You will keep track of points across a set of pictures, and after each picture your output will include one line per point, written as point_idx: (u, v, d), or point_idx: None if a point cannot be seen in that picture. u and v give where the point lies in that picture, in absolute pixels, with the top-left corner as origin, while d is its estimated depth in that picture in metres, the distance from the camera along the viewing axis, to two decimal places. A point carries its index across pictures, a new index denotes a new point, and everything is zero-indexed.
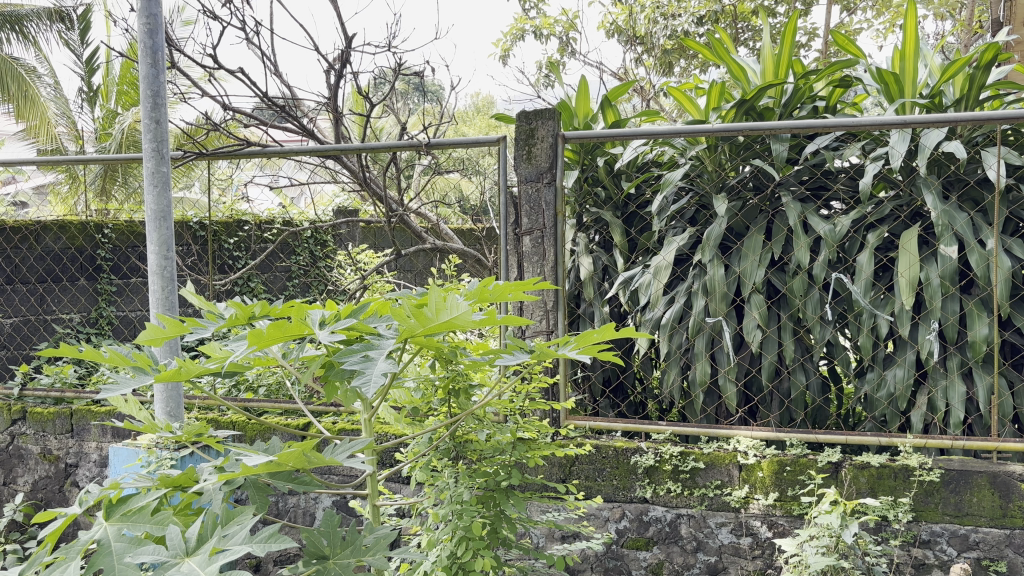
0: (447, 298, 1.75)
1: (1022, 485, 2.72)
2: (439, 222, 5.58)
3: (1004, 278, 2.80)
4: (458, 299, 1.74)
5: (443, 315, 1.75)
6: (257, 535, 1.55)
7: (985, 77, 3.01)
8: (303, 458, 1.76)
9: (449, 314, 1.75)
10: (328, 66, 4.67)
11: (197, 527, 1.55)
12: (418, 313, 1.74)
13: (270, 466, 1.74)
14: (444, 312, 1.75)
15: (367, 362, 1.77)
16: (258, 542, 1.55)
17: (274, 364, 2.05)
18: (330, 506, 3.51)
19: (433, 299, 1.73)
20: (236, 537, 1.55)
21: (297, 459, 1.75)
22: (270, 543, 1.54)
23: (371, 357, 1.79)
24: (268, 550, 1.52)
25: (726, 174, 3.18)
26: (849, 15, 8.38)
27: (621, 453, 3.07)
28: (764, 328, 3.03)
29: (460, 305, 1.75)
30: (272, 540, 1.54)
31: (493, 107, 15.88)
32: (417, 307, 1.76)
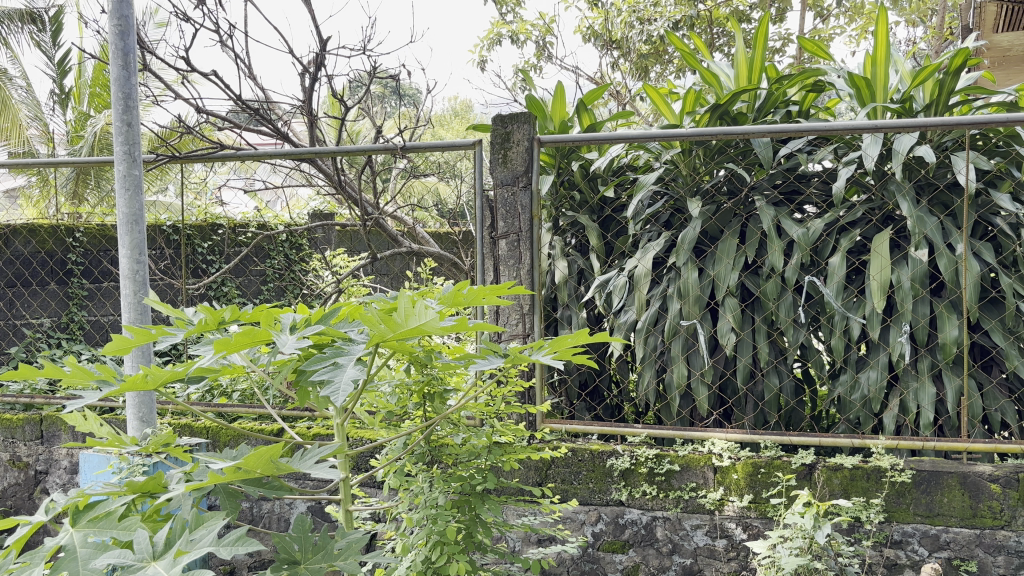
0: (417, 304, 1.73)
1: (991, 485, 2.75)
2: (415, 225, 5.57)
3: (974, 281, 2.83)
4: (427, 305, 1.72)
5: (413, 321, 1.74)
6: (224, 538, 1.54)
7: (955, 83, 3.04)
8: (271, 463, 1.75)
9: (419, 320, 1.74)
10: (303, 69, 4.65)
11: (164, 531, 1.54)
12: (387, 319, 1.73)
13: (238, 471, 1.73)
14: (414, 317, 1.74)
15: (337, 370, 1.76)
16: (225, 544, 1.53)
17: (244, 370, 2.03)
18: (306, 511, 3.49)
19: (401, 306, 1.72)
20: (204, 540, 1.54)
21: (265, 465, 1.74)
22: (239, 546, 1.52)
23: (340, 365, 1.78)
24: (236, 552, 1.50)
25: (700, 178, 3.20)
26: (822, 21, 8.48)
27: (597, 457, 3.08)
28: (739, 330, 3.05)
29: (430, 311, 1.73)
30: (240, 543, 1.52)
31: (470, 111, 15.92)
32: (386, 313, 1.74)
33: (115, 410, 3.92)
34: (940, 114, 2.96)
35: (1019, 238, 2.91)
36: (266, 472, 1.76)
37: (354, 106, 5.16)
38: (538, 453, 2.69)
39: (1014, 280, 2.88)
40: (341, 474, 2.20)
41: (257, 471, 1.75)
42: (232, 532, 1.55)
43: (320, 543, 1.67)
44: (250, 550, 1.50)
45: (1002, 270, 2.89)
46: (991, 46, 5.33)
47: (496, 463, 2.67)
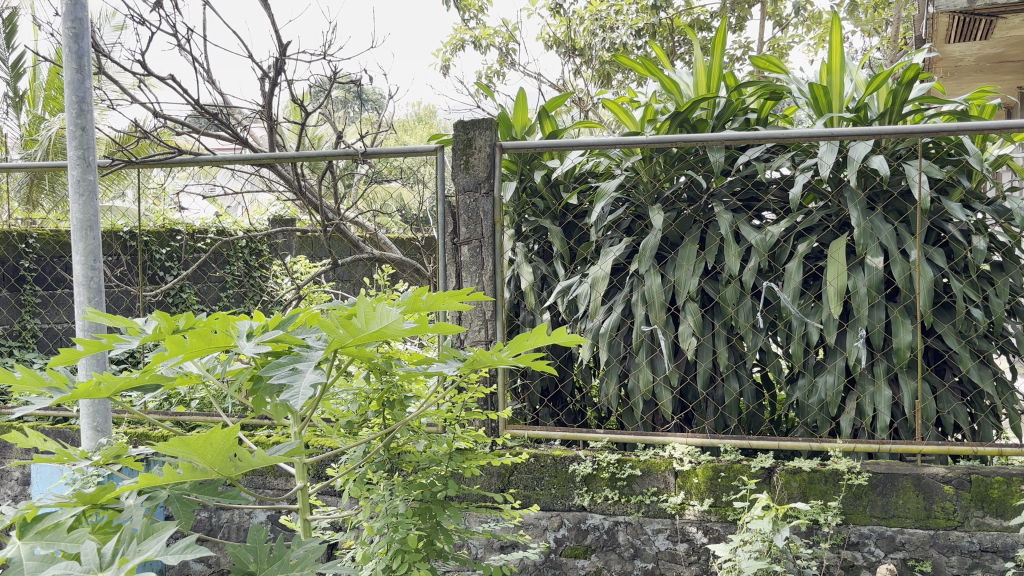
0: (378, 307, 1.72)
1: (944, 486, 2.81)
2: (377, 231, 5.55)
3: (927, 286, 2.89)
4: (388, 309, 1.72)
5: (374, 323, 1.72)
6: (173, 546, 1.52)
7: (907, 93, 3.10)
8: (229, 462, 1.72)
9: (380, 322, 1.72)
10: (263, 74, 4.61)
11: (112, 541, 1.50)
12: (348, 323, 1.72)
13: (193, 471, 1.70)
14: (375, 319, 1.72)
15: (295, 374, 1.75)
16: (174, 553, 1.52)
17: (198, 380, 1.98)
18: (265, 521, 3.45)
19: (362, 307, 1.71)
20: (152, 549, 1.51)
21: (222, 463, 1.71)
22: (187, 555, 1.51)
23: (299, 370, 1.76)
24: (184, 559, 1.49)
25: (661, 185, 3.23)
26: (781, 31, 8.62)
27: (559, 462, 3.09)
28: (699, 335, 3.07)
29: (392, 313, 1.72)
30: (189, 550, 1.51)
31: (432, 116, 15.90)
32: (347, 317, 1.73)
33: (69, 419, 3.85)
34: (894, 123, 3.02)
35: (970, 244, 2.98)
36: (223, 472, 1.73)
37: (314, 112, 5.14)
38: (498, 459, 2.68)
39: (966, 285, 2.95)
40: (299, 483, 2.17)
41: (213, 470, 1.72)
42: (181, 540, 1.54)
43: (275, 552, 1.66)
44: (198, 558, 1.49)
45: (954, 275, 2.95)
46: (943, 58, 5.46)
47: (457, 469, 2.66)
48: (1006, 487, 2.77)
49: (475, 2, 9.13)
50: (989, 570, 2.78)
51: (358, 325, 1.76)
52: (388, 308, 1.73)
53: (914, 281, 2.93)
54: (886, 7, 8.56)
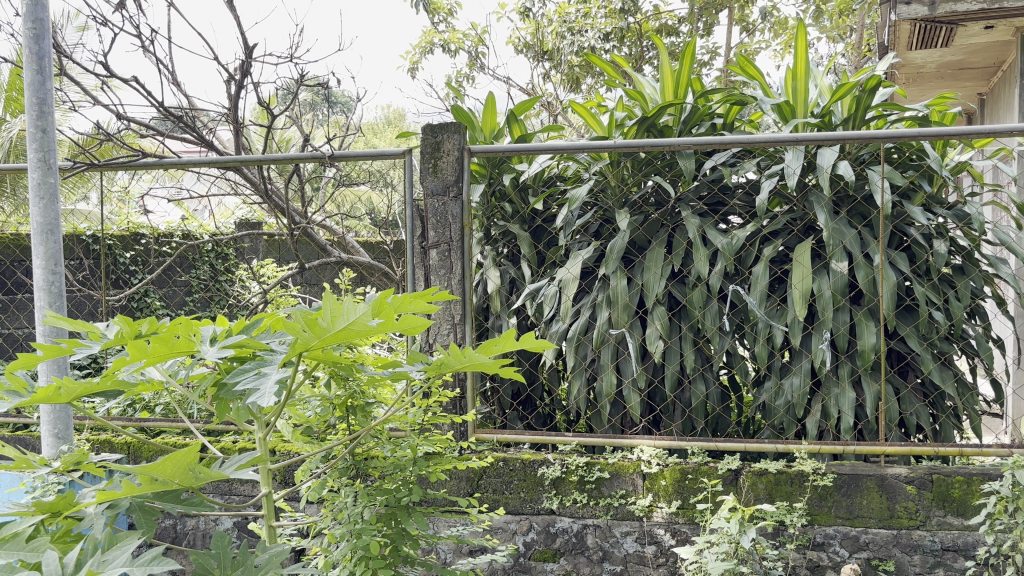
0: (343, 304, 1.71)
1: (906, 486, 2.85)
2: (345, 234, 5.51)
3: (890, 290, 2.93)
4: (353, 306, 1.70)
5: (339, 321, 1.71)
6: (138, 558, 1.49)
7: (870, 99, 3.15)
8: (190, 474, 1.70)
9: (346, 319, 1.71)
10: (228, 76, 4.56)
11: (75, 551, 1.47)
12: (313, 322, 1.71)
13: (154, 483, 1.68)
14: (340, 317, 1.71)
15: (261, 377, 1.74)
16: (139, 565, 1.48)
17: (160, 388, 1.95)
18: (231, 528, 3.41)
19: (327, 306, 1.70)
20: (116, 561, 1.48)
21: (183, 476, 1.69)
22: (153, 566, 1.48)
23: (264, 372, 1.75)
24: (151, 571, 1.46)
25: (628, 189, 3.24)
26: (747, 36, 8.70)
27: (528, 466, 3.09)
28: (666, 338, 3.09)
29: (358, 310, 1.71)
30: (156, 562, 1.48)
31: (401, 119, 15.85)
32: (311, 316, 1.72)
33: (29, 426, 3.78)
34: (857, 129, 3.06)
35: (931, 248, 3.03)
36: (183, 484, 1.71)
37: (282, 115, 5.09)
38: (466, 463, 2.66)
39: (928, 288, 2.99)
40: (265, 489, 2.15)
41: (174, 484, 1.69)
42: (147, 552, 1.50)
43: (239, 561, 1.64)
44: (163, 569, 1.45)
45: (916, 279, 3.00)
46: (906, 64, 5.53)
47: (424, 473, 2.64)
48: (966, 486, 2.81)
49: (444, 5, 9.12)
50: (951, 568, 2.82)
51: (324, 325, 1.75)
52: (353, 306, 1.71)
53: (877, 285, 2.97)
54: (851, 14, 8.69)
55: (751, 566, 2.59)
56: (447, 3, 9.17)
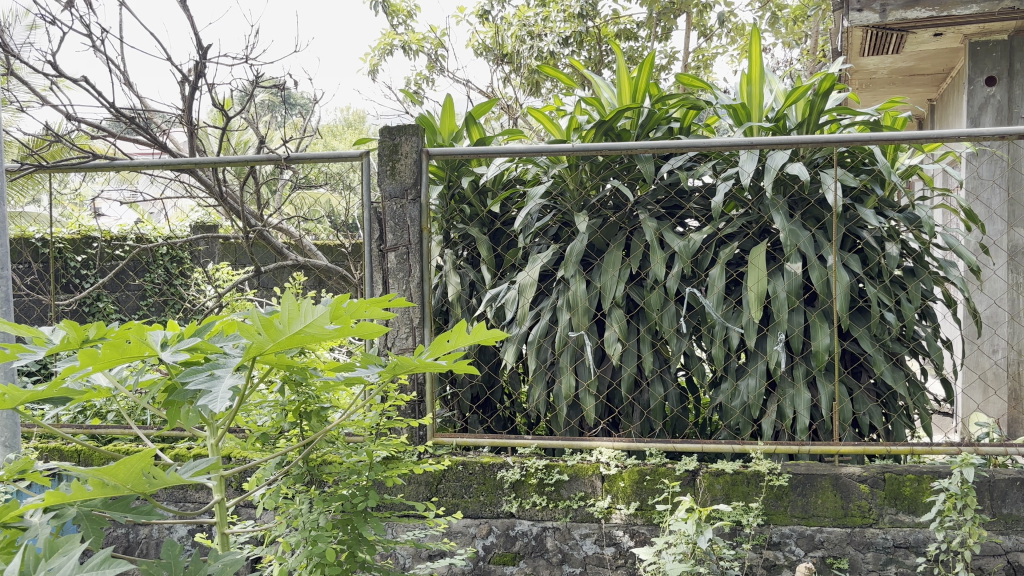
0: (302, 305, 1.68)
1: (859, 485, 2.89)
2: (303, 237, 5.45)
3: (843, 292, 2.97)
4: (313, 307, 1.67)
5: (297, 322, 1.67)
6: (87, 563, 1.44)
7: (824, 103, 3.19)
8: (143, 479, 1.65)
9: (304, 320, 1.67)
10: (182, 77, 4.49)
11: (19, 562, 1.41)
12: (270, 324, 1.66)
13: (105, 488, 1.63)
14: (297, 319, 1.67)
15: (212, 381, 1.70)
16: (88, 569, 1.43)
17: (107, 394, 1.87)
18: (184, 536, 3.35)
19: (286, 307, 1.66)
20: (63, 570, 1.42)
21: (136, 481, 1.64)
22: (104, 570, 1.43)
23: (216, 376, 1.71)
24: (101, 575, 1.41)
25: (587, 192, 3.25)
26: (705, 41, 8.78)
27: (487, 469, 3.08)
28: (624, 340, 3.09)
29: (317, 311, 1.67)
30: (106, 565, 1.43)
31: (362, 122, 15.75)
32: (268, 318, 1.68)
33: None
34: (811, 134, 3.10)
35: (883, 250, 3.08)
36: (136, 489, 1.66)
37: (238, 117, 5.03)
38: (422, 467, 2.64)
39: (880, 290, 3.04)
40: (217, 496, 2.10)
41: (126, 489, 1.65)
42: (95, 557, 1.45)
43: (190, 567, 1.61)
44: (113, 573, 1.41)
45: (868, 280, 3.04)
46: (859, 70, 5.63)
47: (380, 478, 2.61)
48: (917, 484, 2.87)
49: (403, 8, 9.09)
50: (903, 565, 2.87)
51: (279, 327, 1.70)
52: (312, 307, 1.68)
53: (831, 286, 3.01)
54: (805, 21, 8.81)
55: (708, 565, 2.61)
56: (407, 6, 9.14)
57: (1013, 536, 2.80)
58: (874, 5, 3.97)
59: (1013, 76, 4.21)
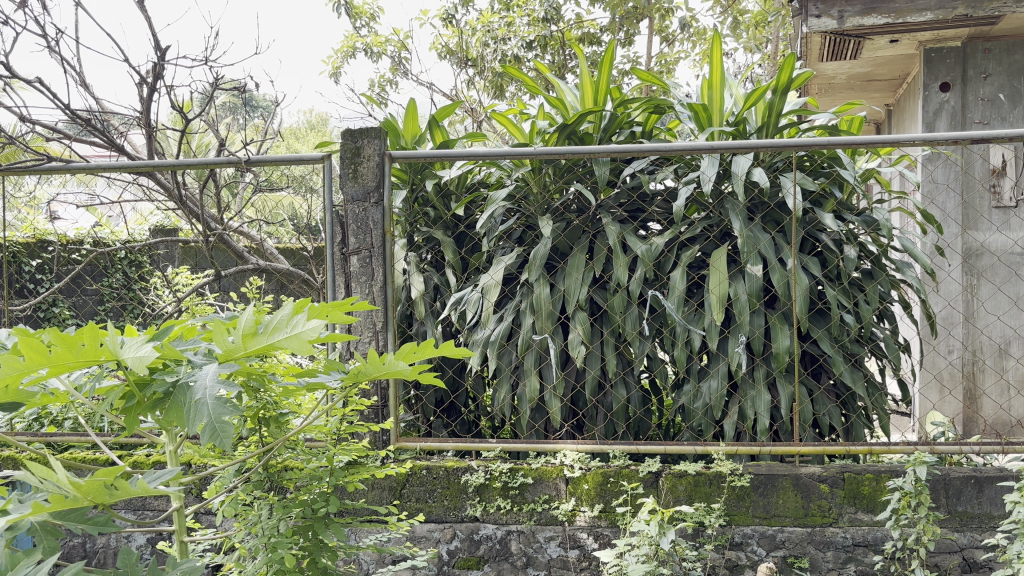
0: (291, 317, 1.61)
1: (820, 485, 2.93)
2: (264, 241, 5.39)
3: (803, 293, 3.01)
4: (302, 320, 1.61)
5: (280, 334, 1.59)
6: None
7: (782, 105, 3.22)
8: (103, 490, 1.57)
9: (292, 334, 1.60)
10: (140, 79, 4.42)
11: None
12: (252, 331, 1.60)
13: (62, 501, 1.54)
14: (281, 332, 1.60)
15: (197, 406, 1.52)
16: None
17: (65, 400, 1.80)
18: (143, 544, 3.29)
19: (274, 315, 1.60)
20: None
21: (96, 493, 1.55)
22: None
23: (199, 400, 1.53)
24: None
25: (550, 196, 3.26)
26: (667, 46, 8.86)
27: (451, 473, 3.06)
28: (588, 343, 3.10)
29: (308, 325, 1.61)
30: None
31: (325, 124, 15.65)
32: (251, 325, 1.61)
33: None
34: (771, 138, 3.14)
35: (842, 253, 3.12)
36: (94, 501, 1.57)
37: (197, 119, 4.96)
38: (384, 471, 2.61)
39: (839, 292, 3.08)
40: (175, 504, 2.06)
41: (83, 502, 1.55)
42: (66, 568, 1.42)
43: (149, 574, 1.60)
44: None
45: (827, 283, 3.08)
46: (818, 75, 5.71)
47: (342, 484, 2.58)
48: (875, 483, 2.91)
49: (366, 10, 9.05)
50: (862, 563, 2.91)
51: (257, 334, 1.64)
52: (302, 320, 1.62)
53: (790, 288, 3.05)
54: (765, 27, 8.93)
55: (671, 567, 2.61)
56: (370, 8, 9.10)
57: (967, 533, 2.86)
58: (832, 12, 4.02)
59: (965, 82, 4.32)
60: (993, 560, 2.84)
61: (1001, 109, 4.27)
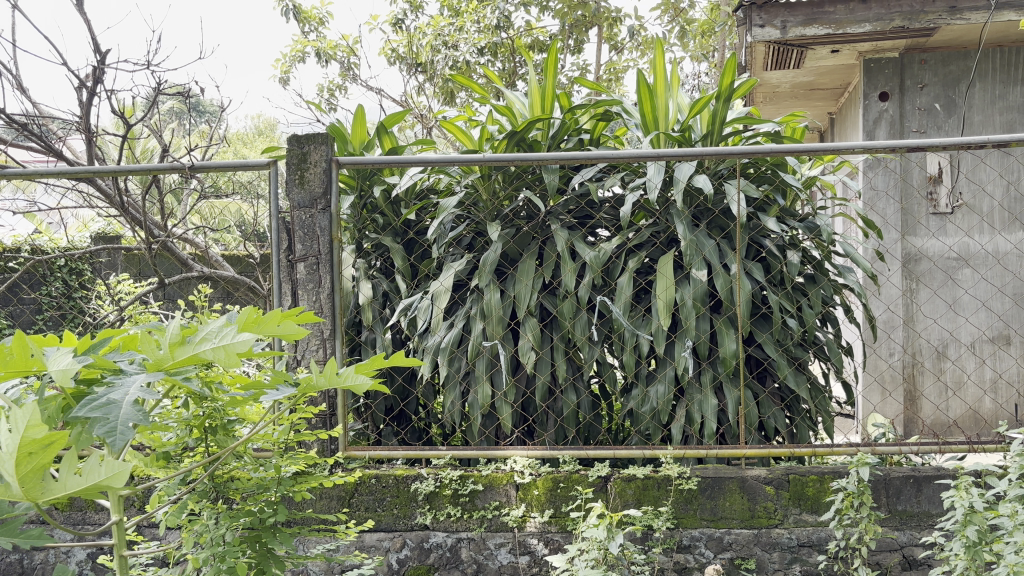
0: (223, 329, 1.57)
1: (765, 487, 2.98)
2: (209, 248, 5.29)
3: (747, 298, 3.05)
4: (234, 333, 1.56)
5: (206, 344, 1.54)
6: None
7: (725, 113, 3.26)
8: (40, 482, 1.37)
9: (220, 346, 1.55)
10: (79, 83, 4.32)
11: None
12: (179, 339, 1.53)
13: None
14: (209, 342, 1.54)
15: (110, 407, 1.41)
16: None
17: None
18: (83, 560, 3.20)
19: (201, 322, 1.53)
20: None
21: (32, 484, 1.35)
22: None
23: (115, 401, 1.43)
24: None
25: (499, 203, 3.27)
26: (616, 54, 8.95)
27: (401, 482, 3.05)
28: (538, 349, 3.11)
29: (238, 339, 1.56)
30: None
31: (272, 129, 15.47)
32: (179, 333, 1.54)
33: None
34: (716, 146, 3.18)
35: (784, 259, 3.18)
36: (26, 495, 1.36)
37: (141, 124, 4.86)
38: (333, 479, 2.57)
39: (782, 297, 3.13)
40: (114, 517, 1.99)
41: (15, 494, 1.35)
42: None
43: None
44: None
45: (770, 288, 3.13)
46: (763, 84, 5.81)
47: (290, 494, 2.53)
48: (819, 484, 2.97)
49: (315, 15, 8.97)
50: (807, 563, 2.95)
51: (186, 344, 1.57)
52: (232, 331, 1.56)
53: (735, 293, 3.09)
54: (711, 36, 9.07)
55: (619, 571, 2.62)
56: (319, 13, 9.03)
57: (907, 531, 2.93)
58: (776, 22, 4.07)
59: (903, 92, 4.43)
60: (931, 557, 2.91)
61: (937, 118, 4.40)
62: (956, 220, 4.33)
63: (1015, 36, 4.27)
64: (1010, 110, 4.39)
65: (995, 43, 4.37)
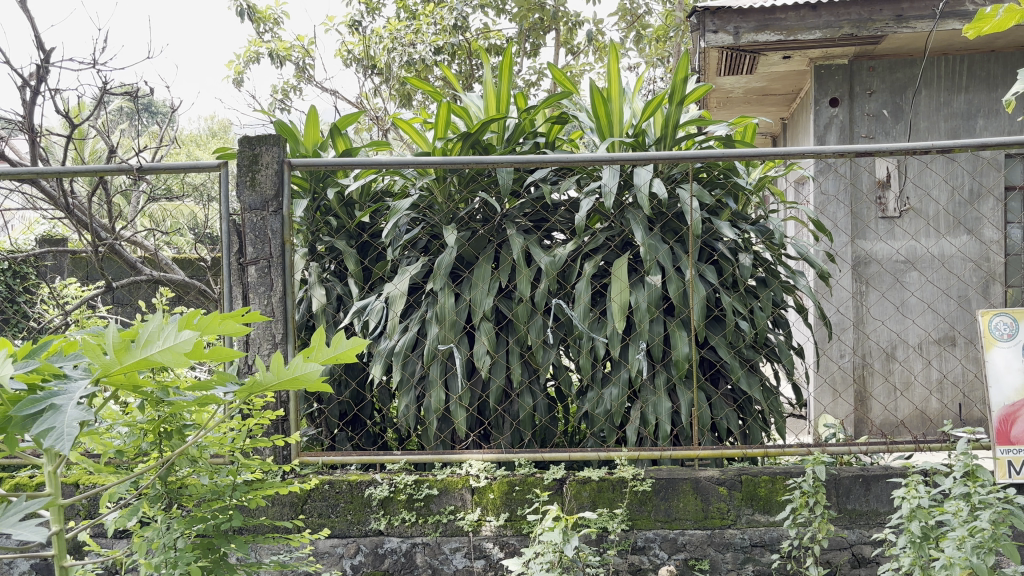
0: (167, 330, 1.47)
1: (717, 488, 2.99)
2: (159, 251, 5.17)
3: (700, 301, 3.06)
4: (179, 333, 1.46)
5: (151, 349, 1.44)
6: None
7: (679, 117, 3.28)
8: None
9: (167, 349, 1.45)
10: (22, 82, 4.19)
11: None
12: (123, 345, 1.44)
13: None
14: (156, 345, 1.44)
15: (54, 412, 1.36)
16: None
17: None
18: (26, 571, 3.10)
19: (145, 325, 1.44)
20: None
21: None
22: None
23: (59, 405, 1.38)
24: None
25: (455, 205, 3.24)
26: (572, 58, 8.98)
27: (355, 487, 3.00)
28: (493, 353, 3.08)
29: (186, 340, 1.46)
30: None
31: (225, 130, 15.24)
32: (123, 338, 1.45)
33: None
34: (669, 150, 3.20)
35: (736, 262, 3.20)
36: None
37: (88, 124, 4.74)
38: (288, 485, 2.51)
39: (734, 299, 3.15)
40: (54, 526, 1.92)
41: None
42: None
43: None
44: None
45: (723, 291, 3.15)
46: (717, 89, 5.87)
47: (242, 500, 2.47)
48: (771, 485, 2.99)
49: (270, 14, 8.85)
50: (759, 563, 2.98)
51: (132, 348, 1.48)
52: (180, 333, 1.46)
53: (688, 297, 3.10)
54: (666, 41, 9.15)
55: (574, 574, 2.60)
56: (274, 13, 8.92)
57: (857, 530, 2.97)
58: (729, 28, 4.07)
59: (853, 98, 4.50)
60: (880, 555, 2.95)
61: (885, 125, 4.48)
62: (903, 224, 4.41)
63: (959, 45, 4.37)
64: (954, 117, 4.50)
65: (939, 51, 4.47)
